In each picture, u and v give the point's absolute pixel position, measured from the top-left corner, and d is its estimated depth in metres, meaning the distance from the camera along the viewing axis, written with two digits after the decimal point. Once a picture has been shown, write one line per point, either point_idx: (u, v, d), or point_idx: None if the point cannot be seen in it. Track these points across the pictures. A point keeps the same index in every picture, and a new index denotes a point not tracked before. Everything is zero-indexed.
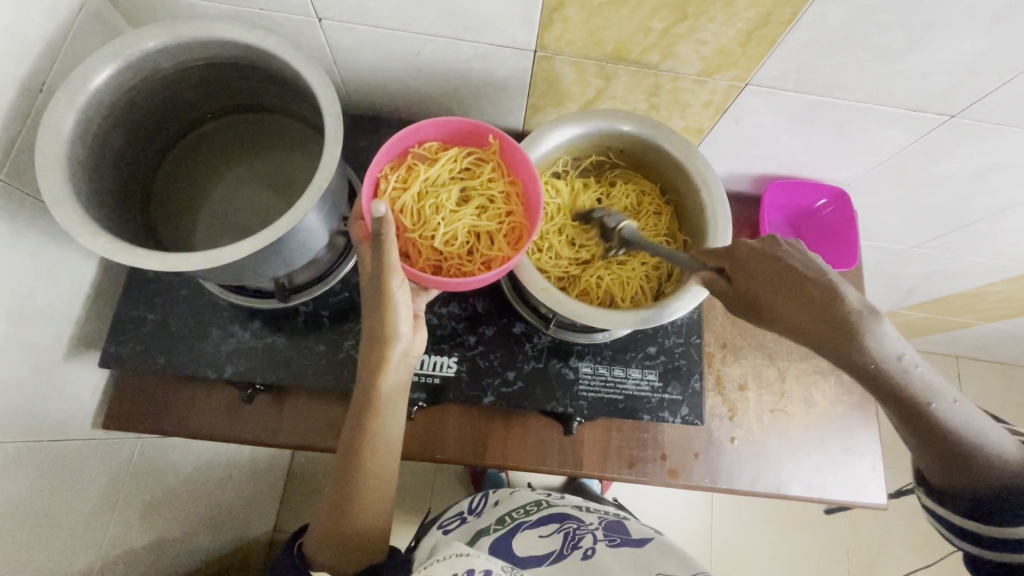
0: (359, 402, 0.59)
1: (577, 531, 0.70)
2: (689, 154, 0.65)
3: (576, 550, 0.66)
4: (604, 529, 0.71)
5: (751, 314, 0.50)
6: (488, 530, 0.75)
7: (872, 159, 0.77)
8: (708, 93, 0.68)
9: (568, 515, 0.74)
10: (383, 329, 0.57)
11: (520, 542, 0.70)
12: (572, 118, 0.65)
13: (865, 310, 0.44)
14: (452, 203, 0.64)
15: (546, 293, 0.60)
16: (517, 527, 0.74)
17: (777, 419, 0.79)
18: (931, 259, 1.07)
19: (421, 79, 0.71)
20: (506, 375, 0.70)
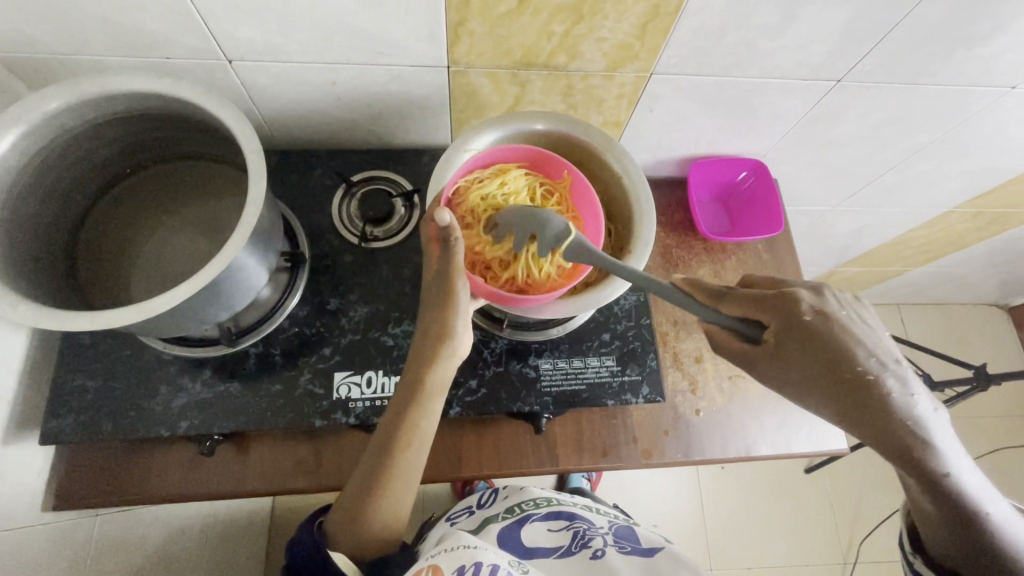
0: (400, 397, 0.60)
1: (587, 532, 0.72)
2: (608, 144, 0.68)
3: (585, 548, 0.69)
4: (614, 534, 0.73)
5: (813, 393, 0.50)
6: (496, 517, 0.79)
7: (779, 129, 0.82)
8: (619, 87, 0.72)
9: (577, 515, 0.77)
10: (442, 324, 0.59)
11: (528, 530, 0.74)
12: (490, 123, 0.66)
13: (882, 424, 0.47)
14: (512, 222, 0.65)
15: None
16: (525, 517, 0.76)
17: (736, 385, 0.82)
18: (854, 214, 1.15)
19: (341, 107, 0.72)
20: (469, 383, 0.69)
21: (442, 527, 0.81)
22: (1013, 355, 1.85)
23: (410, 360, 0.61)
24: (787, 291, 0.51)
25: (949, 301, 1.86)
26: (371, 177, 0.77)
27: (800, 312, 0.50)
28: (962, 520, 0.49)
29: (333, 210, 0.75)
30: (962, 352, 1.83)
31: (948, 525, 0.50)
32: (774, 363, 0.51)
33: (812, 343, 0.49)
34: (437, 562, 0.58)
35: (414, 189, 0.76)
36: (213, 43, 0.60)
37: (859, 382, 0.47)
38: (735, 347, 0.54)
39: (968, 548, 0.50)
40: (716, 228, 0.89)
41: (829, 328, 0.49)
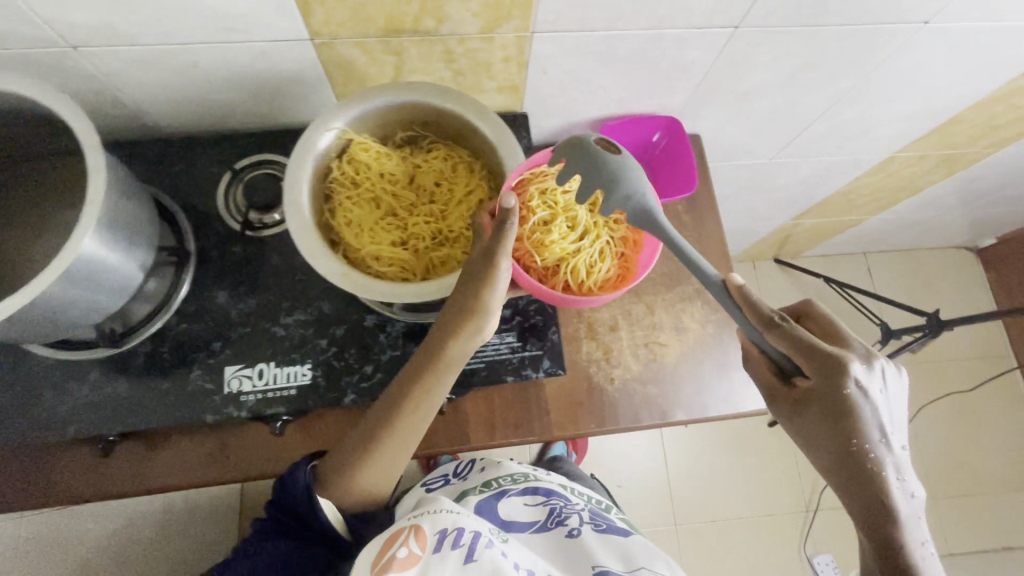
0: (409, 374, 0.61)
1: (563, 508, 0.76)
2: (484, 114, 0.62)
3: (560, 527, 0.72)
4: (589, 511, 0.76)
5: (821, 445, 0.52)
6: (474, 490, 0.82)
7: (689, 83, 0.78)
8: (502, 49, 0.67)
9: (553, 491, 0.80)
10: (466, 302, 0.57)
11: (504, 504, 0.77)
12: (352, 97, 0.60)
13: (863, 484, 0.51)
14: (570, 231, 0.63)
15: (345, 278, 0.55)
16: (501, 492, 0.79)
17: (652, 351, 0.81)
18: (794, 167, 1.11)
19: (214, 89, 0.69)
20: (365, 369, 0.68)
21: (418, 494, 0.85)
22: (980, 296, 1.84)
23: (434, 329, 0.61)
24: (845, 356, 0.50)
25: (916, 246, 1.83)
26: (258, 161, 0.74)
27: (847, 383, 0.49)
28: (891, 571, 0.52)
29: (219, 198, 0.73)
30: (929, 298, 1.82)
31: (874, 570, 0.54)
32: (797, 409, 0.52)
33: (837, 403, 0.50)
34: (419, 522, 0.61)
35: None
36: (48, 30, 0.57)
37: (857, 453, 0.50)
38: (763, 379, 0.56)
39: None
40: None
41: (869, 401, 0.50)
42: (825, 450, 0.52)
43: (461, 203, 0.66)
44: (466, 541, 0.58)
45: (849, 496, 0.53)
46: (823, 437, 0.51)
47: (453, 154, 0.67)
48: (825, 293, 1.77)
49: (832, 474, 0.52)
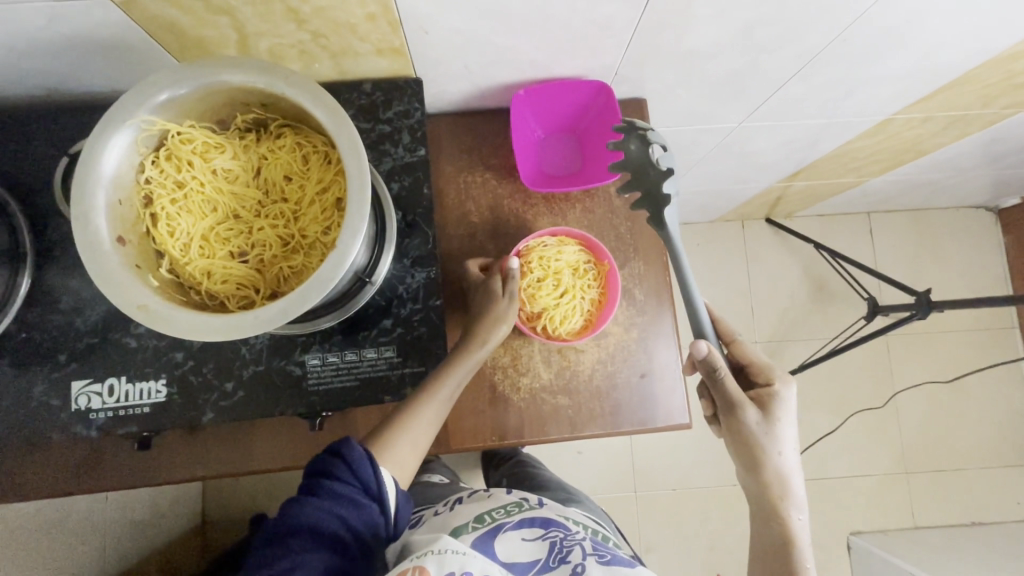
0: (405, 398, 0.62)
1: (564, 542, 0.66)
2: (319, 96, 0.50)
3: (563, 564, 0.62)
4: (592, 543, 0.67)
5: (741, 429, 0.63)
6: (466, 527, 0.72)
7: (615, 42, 0.63)
8: (359, 6, 0.54)
9: (552, 520, 0.71)
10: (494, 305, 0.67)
11: (502, 543, 0.67)
12: (157, 79, 0.49)
13: (766, 461, 0.64)
14: (549, 291, 0.71)
15: (143, 310, 0.47)
16: (497, 527, 0.70)
17: (567, 359, 0.73)
18: (770, 130, 0.95)
19: (24, 58, 0.57)
20: (225, 386, 0.62)
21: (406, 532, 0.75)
22: (995, 262, 1.67)
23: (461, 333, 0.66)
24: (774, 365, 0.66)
25: (928, 206, 1.65)
26: None
27: (784, 383, 0.65)
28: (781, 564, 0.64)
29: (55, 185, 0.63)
30: (936, 264, 1.66)
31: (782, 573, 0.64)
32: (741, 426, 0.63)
33: (781, 413, 0.64)
34: (422, 562, 0.53)
35: None
36: None
37: (769, 435, 0.63)
38: (724, 397, 0.63)
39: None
40: (560, 168, 0.79)
41: (787, 420, 0.64)
42: (740, 434, 0.64)
43: (315, 202, 0.56)
44: None
45: (744, 470, 0.66)
46: (757, 425, 0.63)
47: (304, 142, 0.56)
48: (819, 258, 1.64)
49: (740, 452, 0.65)
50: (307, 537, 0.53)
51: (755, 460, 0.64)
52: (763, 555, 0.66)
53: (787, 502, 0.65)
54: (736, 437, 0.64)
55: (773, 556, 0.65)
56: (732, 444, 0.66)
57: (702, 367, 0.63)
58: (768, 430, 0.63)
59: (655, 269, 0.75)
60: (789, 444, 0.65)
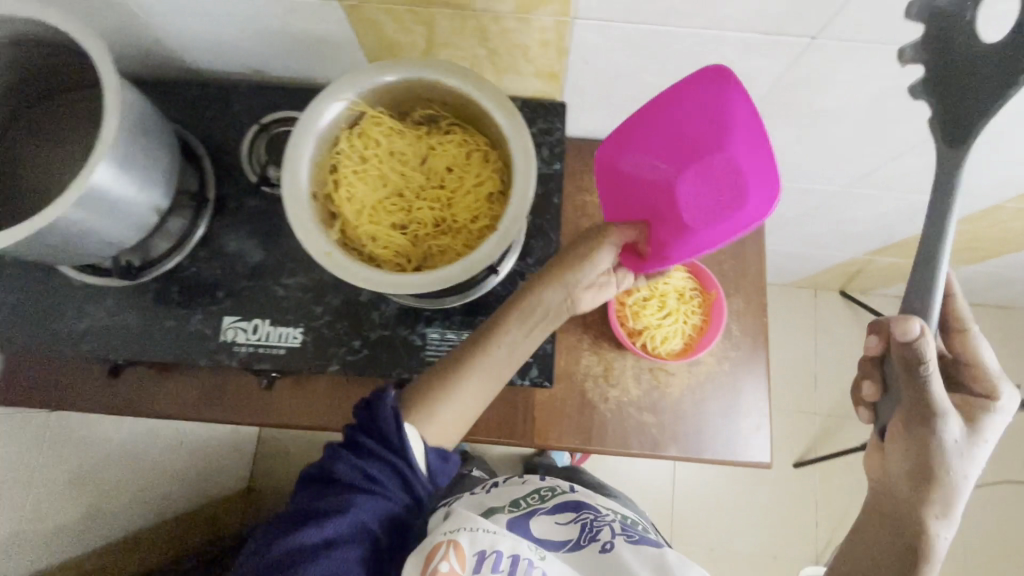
0: (471, 340, 0.61)
1: (597, 520, 0.59)
2: (502, 103, 0.58)
3: (594, 541, 0.56)
4: (622, 522, 0.60)
5: (923, 413, 0.50)
6: (497, 509, 0.61)
7: (752, 94, 0.69)
8: (540, 33, 0.62)
9: (584, 501, 0.63)
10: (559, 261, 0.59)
11: (530, 526, 0.58)
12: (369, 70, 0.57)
13: (943, 447, 0.50)
14: (656, 310, 0.75)
15: (328, 258, 0.54)
16: (528, 509, 0.61)
17: (657, 378, 0.76)
18: (873, 199, 0.98)
19: (248, 39, 0.68)
20: (353, 343, 0.69)
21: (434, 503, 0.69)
22: None
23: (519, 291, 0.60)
24: (1005, 383, 0.53)
25: (1017, 305, 1.59)
26: (286, 117, 0.74)
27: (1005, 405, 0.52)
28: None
29: (243, 149, 0.73)
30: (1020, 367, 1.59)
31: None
32: (944, 453, 0.50)
33: (989, 427, 0.52)
34: (454, 537, 0.53)
35: None
36: None
37: (942, 415, 0.49)
38: (920, 398, 0.50)
39: None
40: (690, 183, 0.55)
41: (979, 441, 0.51)
42: (924, 419, 0.50)
43: (471, 193, 0.63)
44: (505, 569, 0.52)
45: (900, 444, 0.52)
46: (941, 397, 0.49)
47: (469, 140, 0.63)
48: None
49: (906, 437, 0.52)
50: (352, 484, 0.55)
51: (900, 437, 0.52)
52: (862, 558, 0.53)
53: (947, 512, 0.50)
54: (920, 403, 0.50)
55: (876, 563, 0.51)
56: (898, 436, 0.53)
57: (903, 352, 0.49)
58: (948, 408, 0.50)
59: (752, 308, 0.78)
60: (983, 440, 0.51)
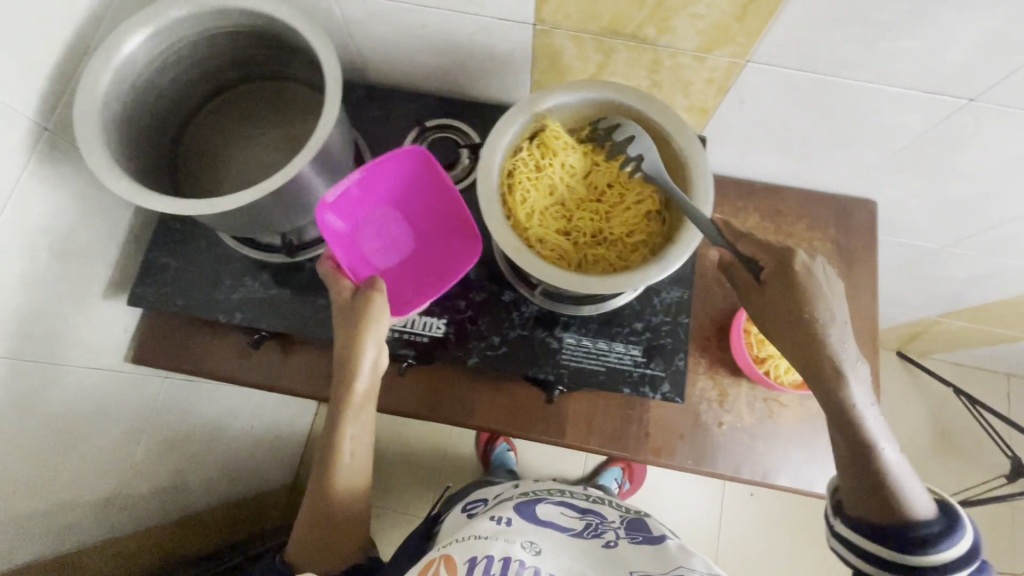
0: (343, 337, 0.61)
1: (600, 524, 0.69)
2: (680, 129, 0.62)
3: (597, 538, 0.65)
4: (624, 526, 0.69)
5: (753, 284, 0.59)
6: (511, 497, 0.76)
7: (889, 146, 0.74)
8: (709, 71, 0.67)
9: (590, 508, 0.74)
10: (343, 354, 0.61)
11: (543, 510, 0.71)
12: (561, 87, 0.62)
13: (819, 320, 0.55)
14: None
15: (516, 252, 0.58)
16: (538, 500, 0.74)
17: (769, 408, 0.78)
18: (967, 260, 1.01)
19: (429, 51, 0.74)
20: (493, 339, 0.72)
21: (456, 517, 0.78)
22: None
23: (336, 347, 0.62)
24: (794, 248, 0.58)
25: None
26: (445, 124, 0.79)
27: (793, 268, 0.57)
28: (875, 475, 0.52)
29: (402, 150, 0.79)
30: None
31: (888, 531, 0.51)
32: (839, 379, 0.54)
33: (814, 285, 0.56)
34: (450, 551, 0.62)
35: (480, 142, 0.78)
36: None
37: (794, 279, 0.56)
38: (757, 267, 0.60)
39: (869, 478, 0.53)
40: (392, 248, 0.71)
41: (858, 368, 0.55)
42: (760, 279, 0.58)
43: (631, 209, 0.67)
44: (495, 568, 0.57)
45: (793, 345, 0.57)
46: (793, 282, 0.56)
47: None
48: (946, 404, 1.60)
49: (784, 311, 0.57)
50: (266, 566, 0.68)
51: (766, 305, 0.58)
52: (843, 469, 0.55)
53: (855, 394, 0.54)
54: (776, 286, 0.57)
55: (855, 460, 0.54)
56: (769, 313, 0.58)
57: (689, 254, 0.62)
58: (785, 275, 0.57)
59: (865, 350, 0.81)
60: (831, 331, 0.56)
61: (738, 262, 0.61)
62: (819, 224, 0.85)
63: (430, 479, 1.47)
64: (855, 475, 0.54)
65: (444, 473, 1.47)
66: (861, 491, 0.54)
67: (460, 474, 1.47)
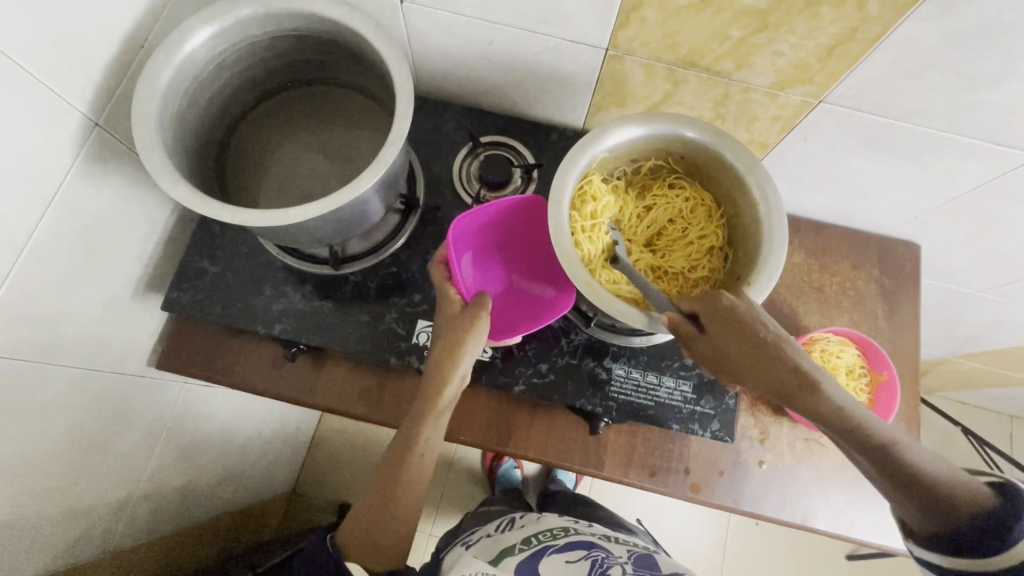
0: (445, 343, 0.61)
1: (606, 561, 0.67)
2: (753, 167, 0.60)
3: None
4: (633, 563, 0.67)
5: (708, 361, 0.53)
6: (514, 551, 0.74)
7: (947, 193, 0.73)
8: (778, 107, 0.67)
9: (594, 544, 0.72)
10: (449, 354, 0.60)
11: (546, 564, 0.68)
12: (635, 118, 0.60)
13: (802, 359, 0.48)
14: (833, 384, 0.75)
15: (589, 288, 0.56)
16: (542, 549, 0.72)
17: (810, 449, 0.77)
18: (999, 306, 1.02)
19: (490, 67, 0.72)
20: (540, 366, 0.70)
21: (458, 553, 0.77)
22: None
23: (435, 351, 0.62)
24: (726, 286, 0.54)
25: None
26: (498, 142, 0.78)
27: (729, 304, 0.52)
28: (915, 493, 0.45)
29: (454, 165, 0.77)
30: None
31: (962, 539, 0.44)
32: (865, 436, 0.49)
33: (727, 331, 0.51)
34: None
35: (534, 163, 0.76)
36: None
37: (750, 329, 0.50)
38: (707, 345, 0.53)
39: (907, 496, 0.45)
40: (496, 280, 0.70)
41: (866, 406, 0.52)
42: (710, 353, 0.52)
43: (690, 245, 0.66)
44: None
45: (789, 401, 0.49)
46: (744, 337, 0.50)
47: (695, 195, 0.67)
48: (952, 443, 1.61)
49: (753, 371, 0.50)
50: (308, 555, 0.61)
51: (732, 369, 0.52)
52: (887, 495, 0.47)
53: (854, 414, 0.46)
54: (744, 337, 0.50)
55: (900, 494, 0.46)
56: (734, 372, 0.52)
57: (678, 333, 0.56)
58: (746, 320, 0.51)
59: (906, 395, 0.80)
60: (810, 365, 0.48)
61: (680, 322, 0.54)
62: (864, 264, 0.85)
63: (436, 493, 1.43)
64: (895, 491, 0.46)
65: (450, 487, 1.44)
66: (912, 515, 0.46)
67: (467, 489, 1.44)
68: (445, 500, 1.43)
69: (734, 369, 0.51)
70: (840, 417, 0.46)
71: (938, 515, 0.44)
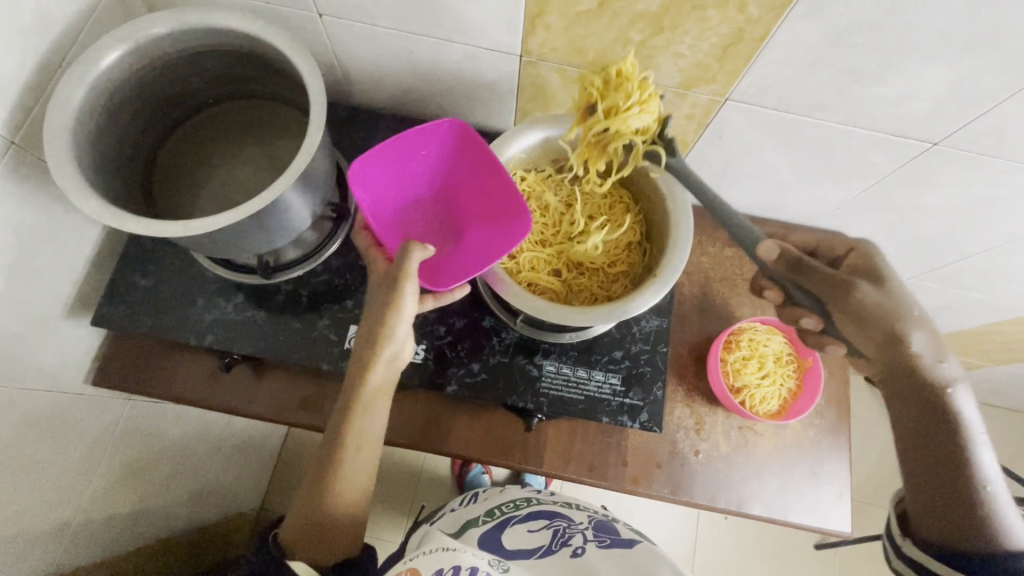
0: (364, 327, 0.59)
1: (568, 529, 0.69)
2: (659, 162, 0.63)
3: (565, 547, 0.65)
4: (594, 529, 0.70)
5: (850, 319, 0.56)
6: (477, 522, 0.75)
7: (860, 184, 0.77)
8: (690, 106, 0.69)
9: (557, 514, 0.74)
10: (368, 341, 0.59)
11: (509, 535, 0.70)
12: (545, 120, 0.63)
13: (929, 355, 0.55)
14: (756, 369, 0.78)
15: (501, 282, 0.59)
16: (505, 520, 0.74)
17: (745, 437, 0.79)
18: (932, 292, 1.05)
19: (415, 76, 0.74)
20: (472, 366, 0.71)
21: (423, 530, 0.78)
22: None
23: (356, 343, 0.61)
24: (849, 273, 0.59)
25: None
26: None
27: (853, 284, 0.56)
28: (946, 495, 0.52)
29: None
30: None
31: (961, 549, 0.51)
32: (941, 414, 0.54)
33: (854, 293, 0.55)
34: (415, 564, 0.55)
35: None
36: None
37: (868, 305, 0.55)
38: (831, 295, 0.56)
39: (937, 494, 0.53)
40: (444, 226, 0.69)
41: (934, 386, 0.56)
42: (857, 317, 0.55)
43: (611, 239, 0.69)
44: None
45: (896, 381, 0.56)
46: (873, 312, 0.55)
47: (612, 193, 0.70)
48: None
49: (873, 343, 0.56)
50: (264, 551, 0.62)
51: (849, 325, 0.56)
52: (912, 493, 0.55)
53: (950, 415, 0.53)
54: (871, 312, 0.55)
55: (926, 491, 0.54)
56: (865, 343, 0.56)
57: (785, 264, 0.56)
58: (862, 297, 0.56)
59: (836, 380, 0.82)
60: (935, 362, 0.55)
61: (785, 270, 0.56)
62: None
63: (403, 502, 1.43)
64: (928, 491, 0.54)
65: (418, 496, 1.44)
66: (921, 513, 0.54)
67: (434, 498, 1.43)
68: (414, 510, 1.43)
69: (893, 332, 0.55)
70: (963, 423, 0.53)
71: (952, 522, 0.52)
